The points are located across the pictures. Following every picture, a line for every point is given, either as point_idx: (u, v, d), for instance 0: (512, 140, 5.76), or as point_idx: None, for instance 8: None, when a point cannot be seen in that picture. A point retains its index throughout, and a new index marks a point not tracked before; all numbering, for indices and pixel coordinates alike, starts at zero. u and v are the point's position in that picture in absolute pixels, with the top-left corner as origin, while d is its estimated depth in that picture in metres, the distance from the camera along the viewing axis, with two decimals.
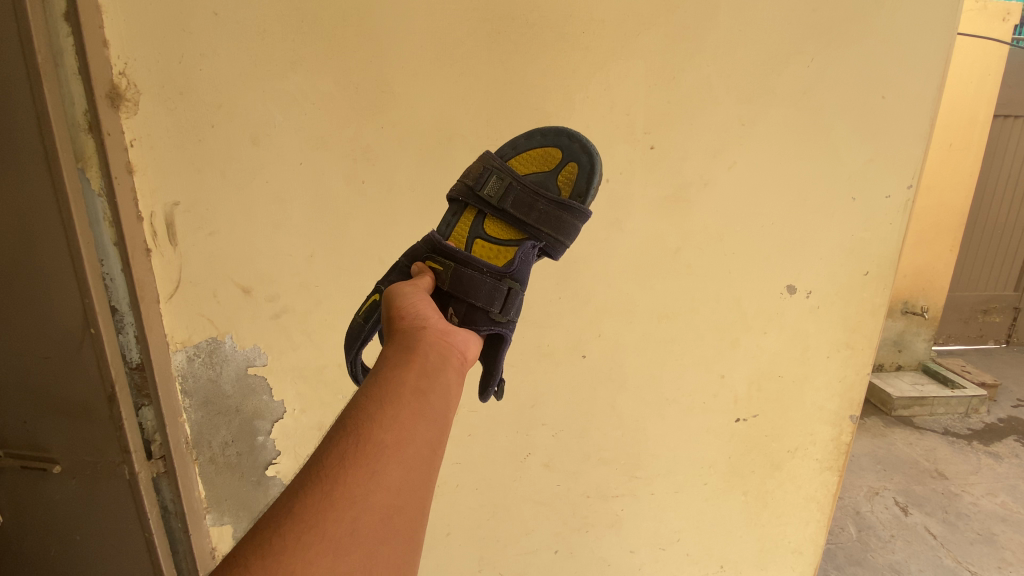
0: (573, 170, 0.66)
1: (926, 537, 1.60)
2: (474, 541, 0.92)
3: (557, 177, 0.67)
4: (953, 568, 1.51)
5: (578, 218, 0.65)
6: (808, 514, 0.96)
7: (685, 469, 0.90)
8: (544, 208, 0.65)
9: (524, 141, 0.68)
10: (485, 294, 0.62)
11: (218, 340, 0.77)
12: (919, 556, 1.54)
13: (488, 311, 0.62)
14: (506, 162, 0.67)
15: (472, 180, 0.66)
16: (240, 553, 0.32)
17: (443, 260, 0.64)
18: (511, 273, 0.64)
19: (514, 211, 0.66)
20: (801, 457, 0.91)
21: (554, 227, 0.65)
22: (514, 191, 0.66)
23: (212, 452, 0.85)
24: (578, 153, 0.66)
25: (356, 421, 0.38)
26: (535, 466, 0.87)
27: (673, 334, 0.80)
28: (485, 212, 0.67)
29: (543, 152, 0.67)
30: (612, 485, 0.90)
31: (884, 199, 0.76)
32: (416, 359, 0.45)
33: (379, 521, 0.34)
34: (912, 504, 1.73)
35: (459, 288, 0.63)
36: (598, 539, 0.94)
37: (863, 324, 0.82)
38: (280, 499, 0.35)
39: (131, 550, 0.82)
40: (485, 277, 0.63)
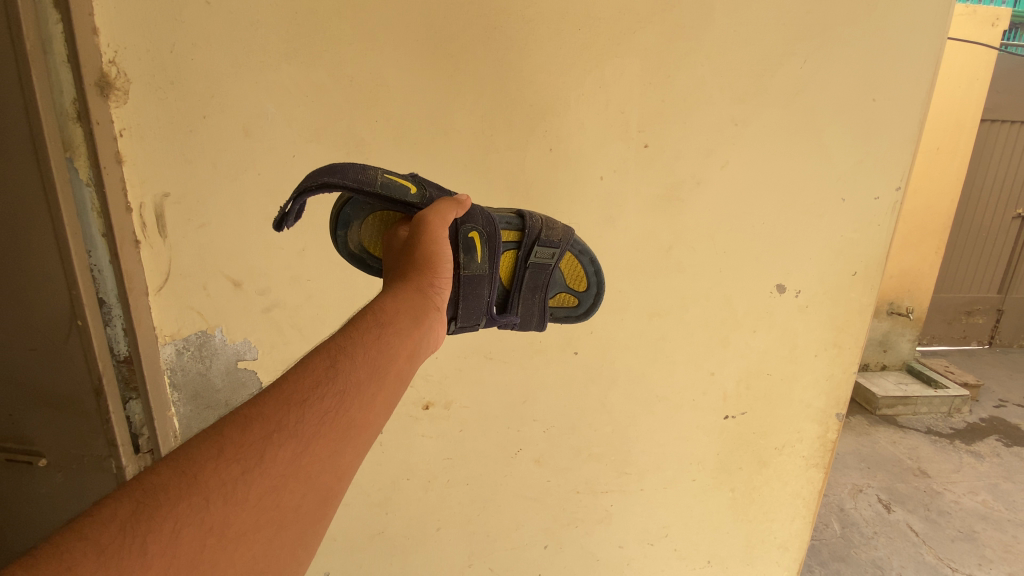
0: (567, 300, 0.74)
1: (908, 534, 1.64)
2: (464, 536, 0.92)
3: (559, 294, 0.73)
4: (933, 564, 1.54)
5: (538, 328, 0.73)
6: (793, 510, 0.97)
7: (674, 465, 0.91)
8: (534, 300, 0.72)
9: (586, 257, 0.71)
10: (469, 312, 0.64)
11: (208, 334, 0.77)
12: (901, 553, 1.57)
13: (452, 319, 0.63)
14: (567, 250, 0.70)
15: (544, 237, 0.67)
16: (199, 478, 0.30)
17: (485, 256, 0.64)
18: (489, 319, 0.67)
19: (522, 278, 0.70)
20: (787, 454, 0.92)
21: (524, 316, 0.72)
22: (540, 274, 0.70)
23: None
24: (586, 303, 0.74)
25: (343, 382, 0.37)
26: (525, 462, 0.87)
27: (664, 332, 0.81)
28: (517, 251, 0.68)
29: (580, 275, 0.72)
30: (602, 481, 0.90)
31: (873, 201, 0.77)
32: (414, 339, 0.45)
33: (321, 503, 0.34)
34: (894, 501, 1.77)
35: (469, 284, 0.63)
36: (587, 535, 0.95)
37: (850, 323, 0.83)
38: (250, 437, 0.32)
39: None
40: (484, 305, 0.66)
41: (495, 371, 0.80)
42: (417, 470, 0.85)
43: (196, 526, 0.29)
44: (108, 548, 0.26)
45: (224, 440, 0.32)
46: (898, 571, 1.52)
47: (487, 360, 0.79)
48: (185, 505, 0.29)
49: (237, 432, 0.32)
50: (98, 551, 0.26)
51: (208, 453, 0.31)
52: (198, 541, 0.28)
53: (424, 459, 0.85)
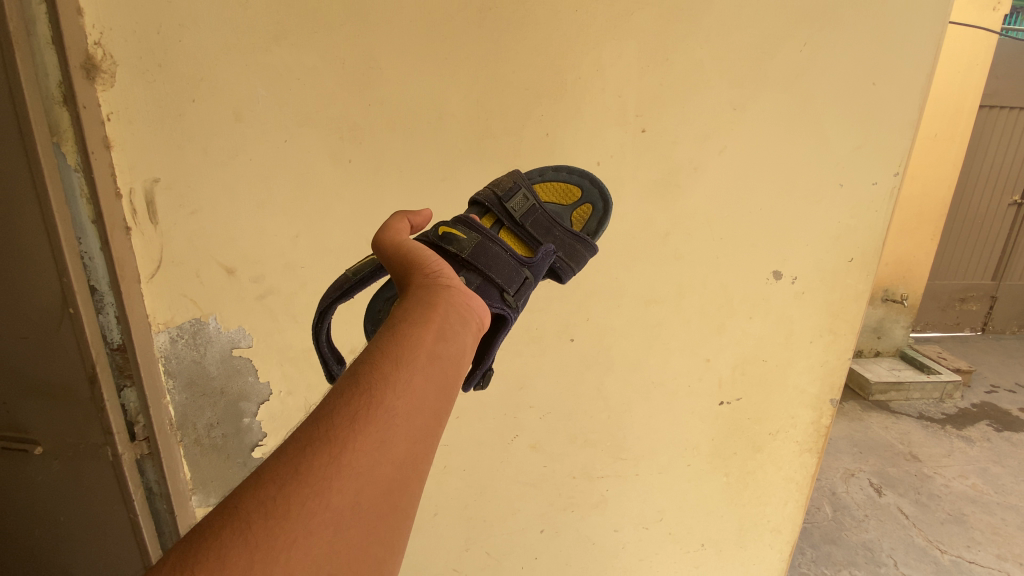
0: (587, 211, 0.71)
1: (898, 517, 1.68)
2: (461, 521, 0.93)
3: (570, 215, 0.70)
4: (922, 546, 1.58)
5: (588, 249, 0.68)
6: (787, 494, 0.97)
7: (669, 451, 0.91)
8: (557, 237, 0.68)
9: (551, 172, 0.70)
10: (504, 274, 0.59)
11: (201, 321, 0.76)
12: (891, 534, 1.61)
13: (503, 291, 0.58)
14: (531, 184, 0.69)
15: (498, 185, 0.66)
16: (236, 507, 0.28)
17: (476, 231, 0.61)
18: (530, 265, 0.63)
19: (530, 231, 0.67)
20: (782, 440, 0.92)
21: (568, 251, 0.68)
22: (537, 214, 0.67)
23: (196, 435, 0.83)
24: (597, 197, 0.71)
25: (367, 379, 0.34)
26: (522, 448, 0.87)
27: (660, 318, 0.81)
28: (503, 223, 0.66)
29: (566, 186, 0.70)
30: (597, 466, 0.91)
31: (871, 187, 0.77)
32: (434, 319, 0.39)
33: (381, 496, 0.30)
34: (886, 485, 1.81)
35: (479, 258, 0.58)
36: (583, 519, 0.95)
37: (846, 310, 0.83)
38: (282, 456, 0.30)
39: (116, 531, 0.81)
40: (510, 258, 0.60)
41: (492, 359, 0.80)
42: None
43: (241, 547, 0.26)
44: None
45: (258, 467, 0.30)
46: (888, 551, 1.56)
47: None
48: (227, 533, 0.27)
49: (269, 458, 0.30)
50: None
51: (245, 485, 0.29)
52: (245, 561, 0.26)
53: None
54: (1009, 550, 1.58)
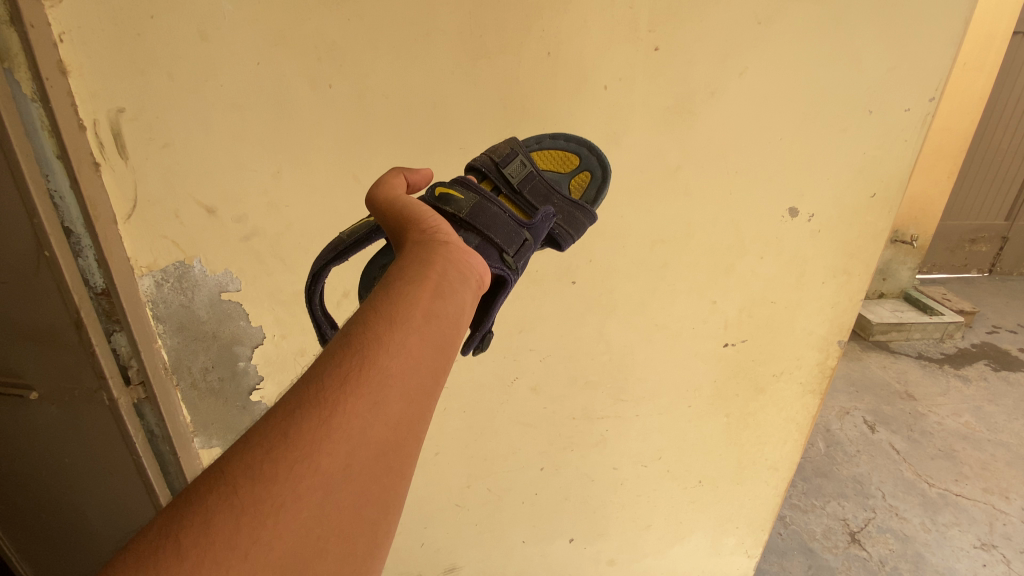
0: (586, 179, 0.68)
1: (889, 452, 1.75)
2: (462, 460, 0.93)
3: (567, 181, 0.68)
4: (910, 480, 1.66)
5: (588, 217, 0.67)
6: (786, 434, 0.96)
7: (671, 393, 0.89)
8: (556, 204, 0.67)
9: (548, 140, 0.67)
10: (503, 234, 0.57)
11: (186, 265, 0.73)
12: (881, 469, 1.70)
13: (503, 252, 0.55)
14: (528, 152, 0.67)
15: (496, 153, 0.64)
16: (227, 469, 0.29)
17: (474, 193, 0.59)
18: (530, 228, 0.60)
19: (528, 198, 0.66)
20: (785, 382, 0.90)
21: (567, 219, 0.66)
22: (535, 181, 0.66)
23: (192, 378, 0.82)
24: (595, 165, 0.68)
25: (360, 342, 0.34)
26: (522, 390, 0.86)
27: (666, 259, 0.77)
28: (500, 190, 0.65)
29: (564, 154, 0.67)
30: (597, 407, 0.90)
31: (903, 113, 0.70)
32: (430, 277, 0.38)
33: (373, 458, 0.31)
34: (879, 422, 1.87)
35: (476, 218, 0.56)
36: (582, 458, 0.95)
37: (862, 249, 0.79)
38: (273, 420, 0.31)
39: (121, 473, 0.82)
40: (508, 219, 0.58)
41: None
42: None
43: (231, 509, 0.28)
44: (147, 548, 0.26)
45: (250, 430, 0.31)
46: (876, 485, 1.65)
47: None
48: (218, 494, 0.28)
49: (262, 420, 0.31)
50: (139, 551, 0.26)
51: (238, 446, 0.30)
52: (234, 524, 0.27)
53: None
54: (997, 484, 1.65)
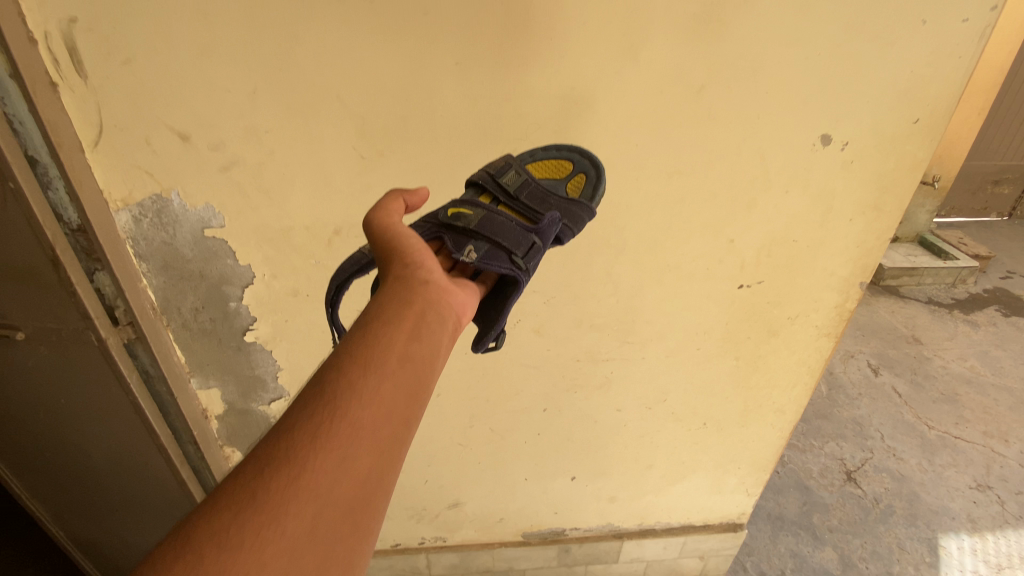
0: (582, 180, 0.66)
1: (891, 396, 2.03)
2: (465, 400, 0.92)
3: (564, 184, 0.65)
4: (907, 420, 1.93)
5: (588, 213, 0.64)
6: (796, 378, 0.93)
7: (679, 336, 0.85)
8: (555, 206, 0.64)
9: (541, 151, 0.66)
10: (512, 240, 0.58)
11: (163, 198, 0.67)
12: (882, 412, 1.97)
13: (512, 254, 0.57)
14: (523, 165, 0.66)
15: (492, 170, 0.64)
16: (217, 504, 0.34)
17: (478, 208, 0.59)
18: (537, 231, 0.61)
19: (527, 203, 0.63)
20: (800, 325, 0.86)
21: (568, 217, 0.64)
22: (532, 187, 0.64)
23: (183, 319, 0.78)
24: (589, 166, 0.66)
25: (337, 386, 0.39)
26: (525, 332, 0.83)
27: (682, 194, 0.70)
28: (500, 201, 0.63)
29: (557, 162, 0.66)
30: (602, 349, 0.86)
31: (963, 23, 0.61)
32: (407, 320, 0.43)
33: (348, 497, 0.36)
34: (884, 365, 2.12)
35: (485, 228, 0.57)
36: (585, 399, 0.93)
37: (896, 183, 0.72)
38: (257, 461, 0.36)
39: (119, 412, 0.81)
40: (515, 226, 0.59)
41: None
42: None
43: (218, 540, 0.32)
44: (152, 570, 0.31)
45: (238, 468, 0.36)
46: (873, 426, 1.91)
47: None
48: (210, 526, 0.33)
49: (251, 460, 0.36)
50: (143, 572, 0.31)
51: (229, 483, 0.35)
52: (223, 553, 0.32)
53: None
54: (977, 472, 1.78)
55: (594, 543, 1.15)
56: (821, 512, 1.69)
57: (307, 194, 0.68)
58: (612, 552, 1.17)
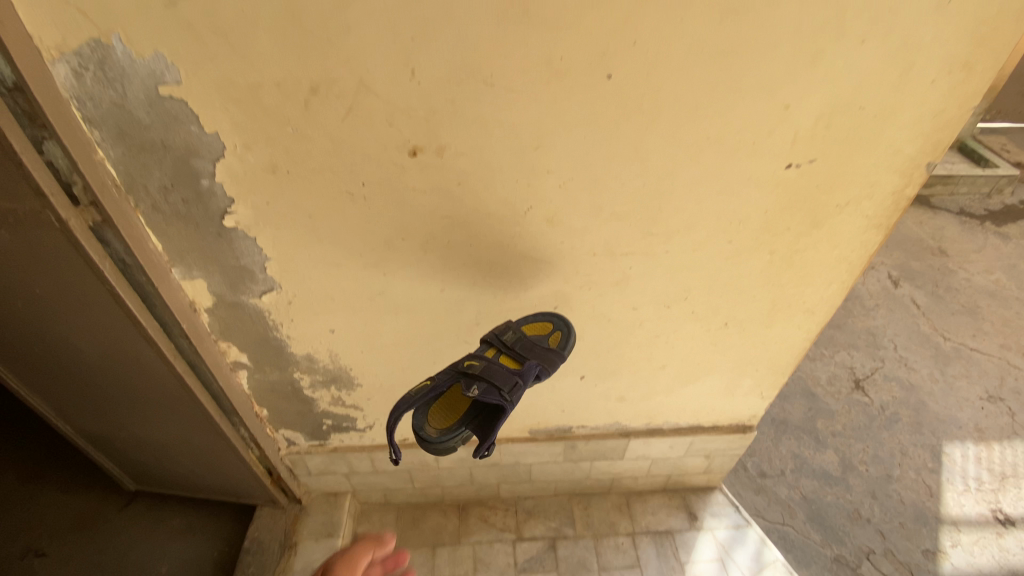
0: (559, 335, 0.82)
1: (909, 307, 2.07)
2: (469, 299, 0.83)
3: (544, 337, 0.80)
4: (923, 331, 1.98)
5: (559, 356, 0.77)
6: (833, 275, 0.85)
7: (709, 227, 0.75)
8: (537, 354, 0.77)
9: (529, 314, 0.83)
10: (504, 379, 0.71)
11: (103, 44, 0.55)
12: (897, 322, 2.02)
13: (501, 389, 0.70)
14: (518, 326, 0.82)
15: (493, 335, 0.80)
16: None
17: (485, 361, 0.75)
18: (522, 371, 0.73)
19: (519, 351, 0.77)
20: (847, 215, 0.77)
21: (545, 359, 0.76)
22: (524, 340, 0.79)
23: (153, 200, 0.69)
24: (563, 324, 0.83)
25: None
26: (536, 222, 0.73)
27: (734, 43, 0.57)
28: (500, 351, 0.78)
29: (542, 323, 0.83)
30: (622, 241, 0.76)
31: None
32: None
33: None
34: (904, 277, 2.17)
35: (486, 376, 0.72)
36: (600, 298, 0.84)
37: (1002, 32, 0.58)
38: None
39: (98, 303, 0.76)
40: (505, 376, 0.72)
41: (502, 106, 0.61)
42: (411, 228, 0.72)
43: None
44: None
45: None
46: (887, 335, 1.98)
47: (489, 90, 0.59)
48: None
49: None
50: None
51: None
52: None
53: (417, 217, 0.71)
54: (988, 384, 1.82)
55: (600, 440, 1.15)
56: (825, 418, 1.73)
57: (270, 39, 0.55)
58: (618, 450, 1.18)
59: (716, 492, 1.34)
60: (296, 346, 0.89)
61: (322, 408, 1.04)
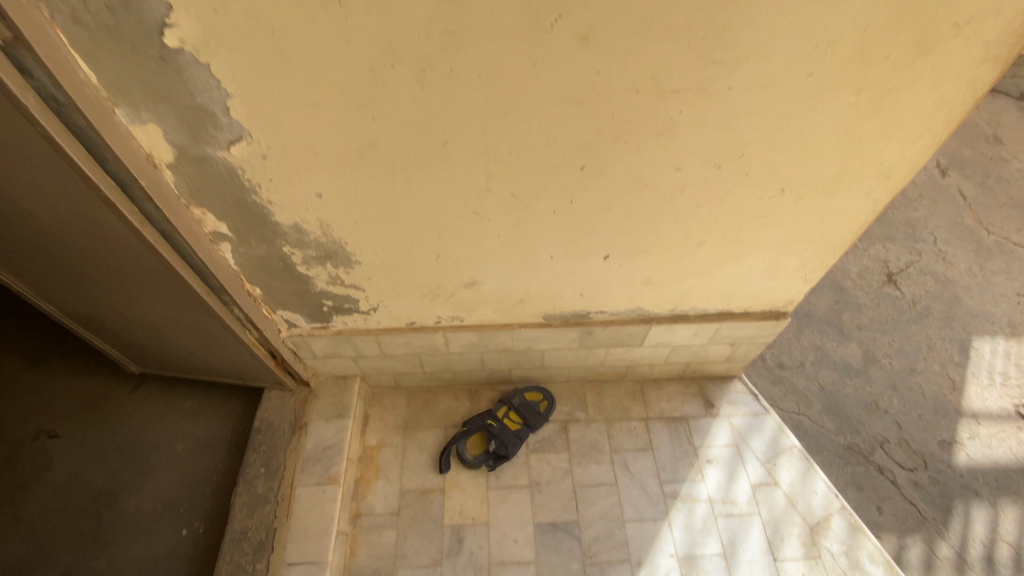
0: (544, 403, 1.25)
1: (955, 200, 1.90)
2: (480, 155, 0.68)
3: (537, 403, 1.25)
4: (966, 225, 1.83)
5: (543, 418, 1.23)
6: (922, 127, 0.69)
7: (787, 53, 0.58)
8: (530, 419, 1.23)
9: (526, 387, 1.27)
10: (509, 439, 1.19)
11: None
12: (940, 216, 1.86)
13: (508, 450, 1.18)
14: (520, 394, 1.25)
15: (504, 397, 1.24)
16: None
17: (499, 422, 1.21)
18: (521, 430, 1.21)
19: (519, 414, 1.23)
20: (965, 39, 0.58)
21: (533, 424, 1.22)
22: (521, 405, 1.23)
23: (71, 8, 0.52)
24: (547, 396, 1.26)
25: None
26: (563, 44, 0.56)
27: None
28: (507, 413, 1.23)
29: (534, 394, 1.26)
30: (673, 75, 0.60)
31: None
32: None
33: None
34: (953, 167, 1.97)
35: (500, 439, 1.19)
36: (636, 154, 0.69)
37: None
38: None
39: (33, 150, 0.63)
40: (511, 439, 1.19)
41: None
42: (402, 53, 0.56)
43: None
44: None
45: None
46: (927, 228, 1.83)
47: None
48: None
49: None
50: None
51: None
52: None
53: (410, 35, 0.54)
54: None
55: (620, 326, 1.07)
56: (852, 312, 1.65)
57: None
58: (637, 336, 1.10)
59: (735, 381, 1.30)
60: (281, 213, 0.77)
61: (321, 287, 0.95)
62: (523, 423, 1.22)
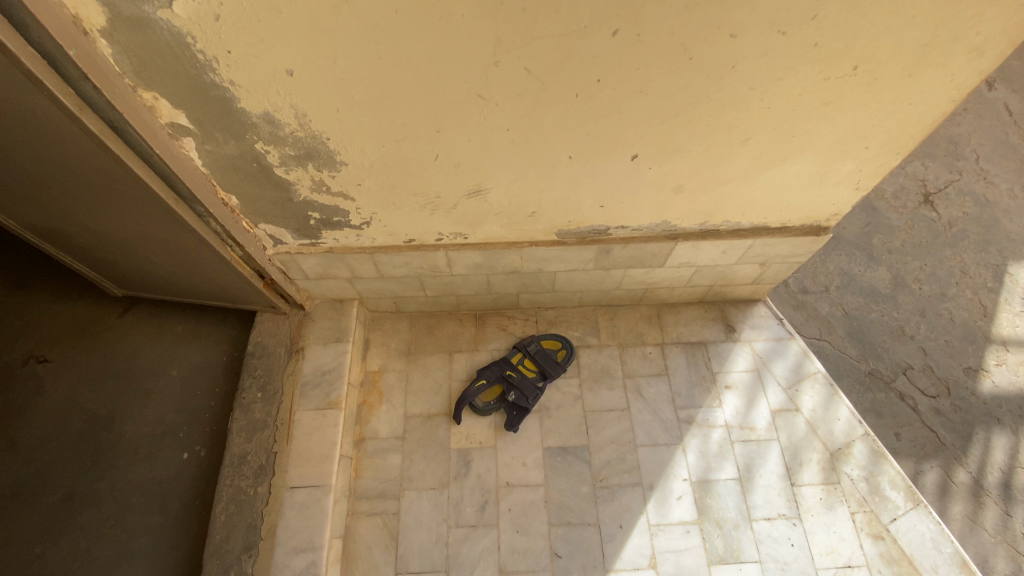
0: (562, 351, 1.16)
1: (1000, 115, 1.71)
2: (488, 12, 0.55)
3: (554, 351, 1.16)
4: (1012, 143, 1.66)
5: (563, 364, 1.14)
6: None
7: None
8: (550, 365, 1.13)
9: (544, 334, 1.18)
10: (530, 389, 1.10)
11: None
12: (984, 132, 1.68)
13: (529, 398, 1.10)
14: (537, 341, 1.16)
15: (520, 344, 1.15)
16: None
17: (518, 372, 1.12)
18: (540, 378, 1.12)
19: (538, 361, 1.14)
20: None
21: (554, 371, 1.13)
22: (540, 353, 1.14)
23: None
24: (567, 344, 1.17)
25: None
26: None
27: None
28: (525, 360, 1.14)
29: (552, 341, 1.17)
30: None
31: None
32: None
33: None
34: (1002, 79, 1.77)
35: (519, 389, 1.10)
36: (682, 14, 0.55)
37: None
38: None
39: None
40: (530, 388, 1.10)
41: None
42: None
43: None
44: None
45: None
46: (970, 146, 1.66)
47: None
48: None
49: None
50: None
51: None
52: None
53: None
54: None
55: (643, 244, 0.96)
56: (884, 234, 1.53)
57: None
58: (660, 255, 1.00)
59: (760, 305, 1.22)
60: (246, 97, 0.64)
61: (305, 196, 0.84)
62: (540, 372, 1.13)
